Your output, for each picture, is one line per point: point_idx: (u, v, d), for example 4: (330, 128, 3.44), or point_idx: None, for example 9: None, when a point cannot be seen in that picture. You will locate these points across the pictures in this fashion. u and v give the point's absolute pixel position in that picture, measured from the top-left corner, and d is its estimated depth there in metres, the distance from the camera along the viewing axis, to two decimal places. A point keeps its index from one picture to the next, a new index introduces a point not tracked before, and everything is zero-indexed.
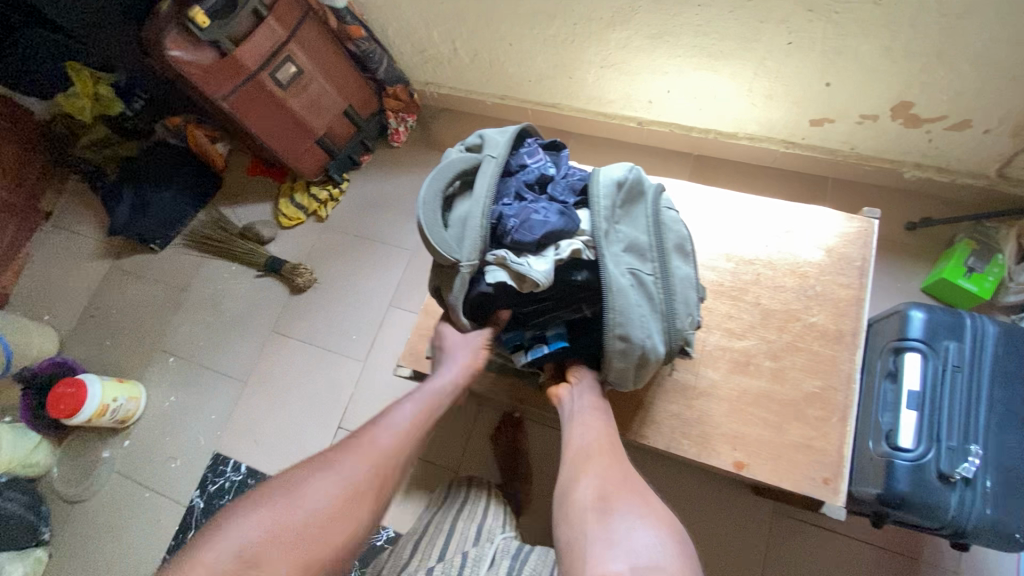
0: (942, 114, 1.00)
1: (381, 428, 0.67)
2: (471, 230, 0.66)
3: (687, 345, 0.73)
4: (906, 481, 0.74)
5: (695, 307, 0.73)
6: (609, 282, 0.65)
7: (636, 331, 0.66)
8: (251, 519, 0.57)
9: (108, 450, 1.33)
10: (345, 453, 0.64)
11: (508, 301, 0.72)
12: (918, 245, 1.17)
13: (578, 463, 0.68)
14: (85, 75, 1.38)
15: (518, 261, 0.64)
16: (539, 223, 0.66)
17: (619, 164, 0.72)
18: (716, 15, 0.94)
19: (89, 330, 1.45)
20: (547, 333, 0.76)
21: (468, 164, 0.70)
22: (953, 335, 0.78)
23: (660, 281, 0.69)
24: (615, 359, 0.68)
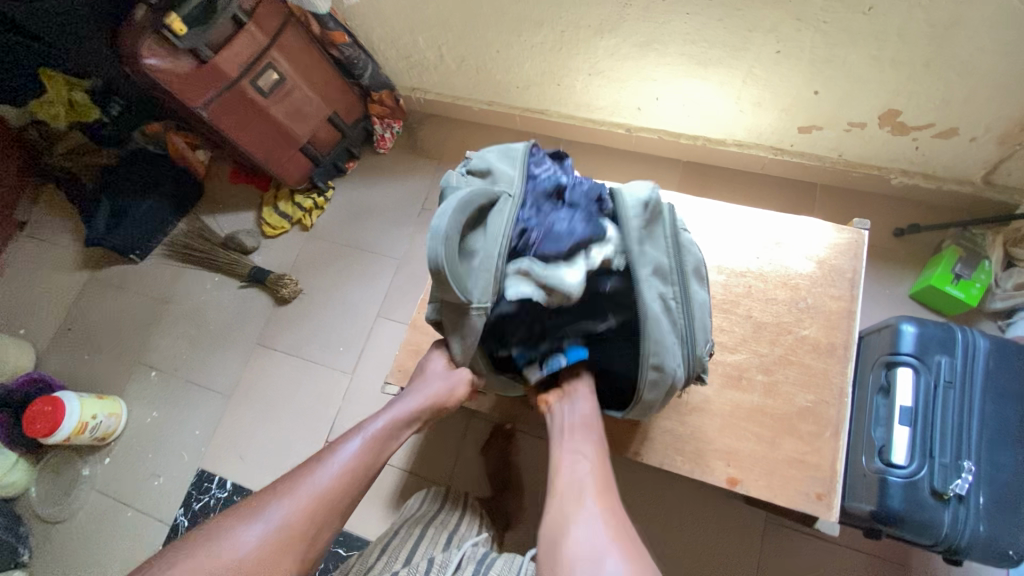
0: (929, 121, 1.00)
1: (321, 470, 0.69)
2: (486, 269, 0.62)
3: (703, 371, 0.72)
4: (900, 498, 0.74)
5: (711, 333, 0.72)
6: (648, 312, 0.64)
7: (668, 361, 0.65)
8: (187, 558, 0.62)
9: (87, 468, 1.29)
10: (280, 495, 0.67)
11: (528, 318, 0.68)
12: (905, 252, 1.17)
13: (568, 504, 0.68)
14: (58, 81, 1.31)
15: (546, 270, 0.63)
16: (565, 234, 0.65)
17: (642, 182, 0.69)
18: (705, 23, 0.93)
19: (66, 344, 1.41)
20: (564, 344, 0.70)
21: (483, 198, 0.64)
22: (945, 350, 0.78)
23: (684, 307, 0.68)
24: (646, 389, 0.67)
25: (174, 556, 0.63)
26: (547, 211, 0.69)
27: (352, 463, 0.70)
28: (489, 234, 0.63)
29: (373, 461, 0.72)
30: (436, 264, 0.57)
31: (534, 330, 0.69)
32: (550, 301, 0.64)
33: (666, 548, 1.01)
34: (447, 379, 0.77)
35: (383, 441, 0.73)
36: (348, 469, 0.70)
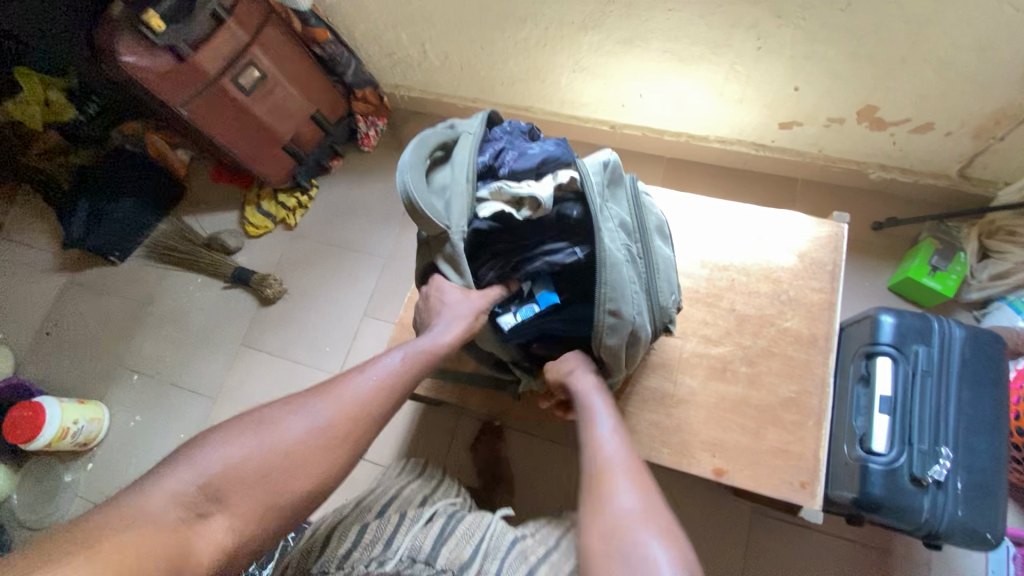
0: (906, 116, 1.02)
1: (362, 375, 0.62)
2: (457, 193, 0.64)
3: (670, 321, 0.74)
4: (880, 485, 0.76)
5: (677, 287, 0.75)
6: (606, 255, 0.63)
7: (627, 308, 0.65)
8: (213, 447, 0.53)
9: (70, 473, 1.27)
10: (317, 396, 0.60)
11: (501, 249, 0.69)
12: (883, 244, 1.20)
13: (595, 484, 0.60)
14: (34, 80, 1.31)
15: (516, 186, 0.65)
16: (537, 152, 0.66)
17: (602, 150, 0.72)
18: (687, 20, 0.94)
19: (45, 348, 1.38)
20: (535, 290, 0.70)
21: (444, 138, 0.69)
22: (922, 340, 0.80)
23: (644, 264, 0.70)
24: (608, 336, 0.65)
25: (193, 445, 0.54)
26: (521, 142, 0.71)
27: (392, 375, 0.64)
28: (455, 164, 0.66)
29: (414, 378, 0.65)
30: (408, 194, 0.62)
31: (508, 267, 0.69)
32: (522, 212, 0.65)
33: None
34: (477, 302, 0.68)
35: (424, 362, 0.67)
36: (388, 381, 0.63)
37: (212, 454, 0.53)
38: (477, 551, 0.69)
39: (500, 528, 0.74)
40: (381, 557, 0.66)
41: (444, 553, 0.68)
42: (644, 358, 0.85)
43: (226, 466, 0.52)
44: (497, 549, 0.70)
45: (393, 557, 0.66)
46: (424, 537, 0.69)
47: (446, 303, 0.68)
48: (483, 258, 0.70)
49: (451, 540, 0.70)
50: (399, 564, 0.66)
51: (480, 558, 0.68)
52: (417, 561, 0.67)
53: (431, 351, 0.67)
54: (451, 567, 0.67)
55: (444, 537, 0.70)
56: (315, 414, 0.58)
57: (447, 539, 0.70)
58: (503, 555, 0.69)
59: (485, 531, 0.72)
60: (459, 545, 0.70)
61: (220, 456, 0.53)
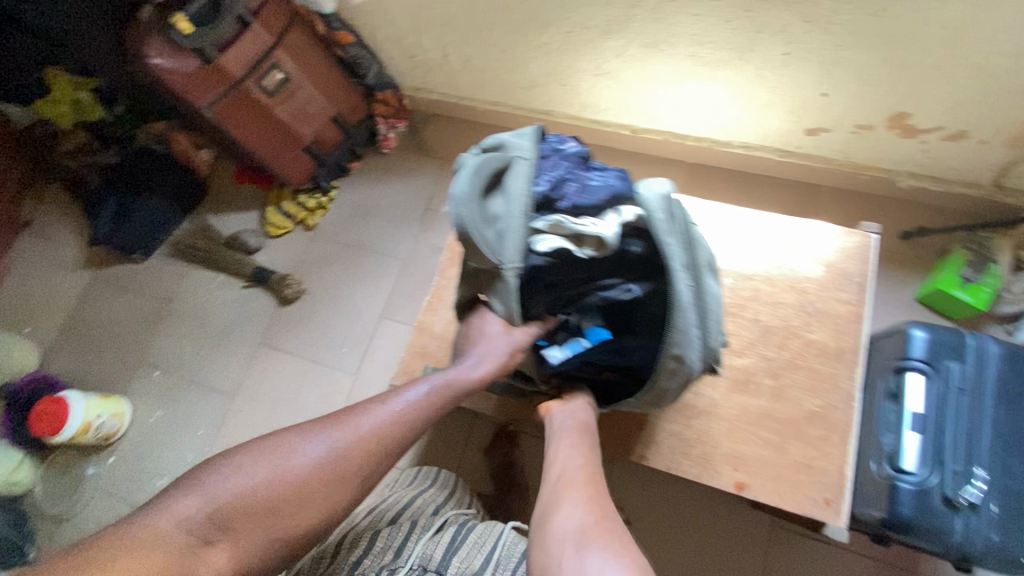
0: (938, 124, 0.99)
1: (383, 408, 0.65)
2: (512, 231, 0.62)
3: (716, 362, 0.70)
4: (910, 506, 0.74)
5: (723, 324, 0.71)
6: (678, 299, 0.61)
7: (691, 354, 0.64)
8: (232, 472, 0.58)
9: (93, 467, 1.29)
10: (336, 424, 0.64)
11: (554, 281, 0.69)
12: (911, 254, 1.17)
13: (553, 497, 0.65)
14: (64, 81, 1.35)
15: (575, 223, 0.64)
16: (600, 187, 0.65)
17: (659, 179, 0.67)
18: (713, 24, 0.93)
19: (71, 343, 1.41)
20: (584, 325, 0.75)
21: (497, 162, 0.64)
22: (956, 356, 0.78)
23: (699, 302, 0.66)
24: (664, 378, 0.66)
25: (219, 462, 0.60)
26: (580, 172, 0.68)
27: (413, 408, 0.67)
28: (510, 196, 0.63)
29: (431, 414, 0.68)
30: (461, 221, 0.62)
31: (560, 298, 0.71)
32: (583, 250, 0.65)
33: (671, 550, 1.00)
34: (515, 339, 0.72)
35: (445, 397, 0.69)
36: (407, 414, 0.66)
37: (233, 479, 0.58)
38: (488, 560, 0.69)
39: (511, 536, 0.74)
40: (392, 565, 0.67)
41: (455, 562, 0.68)
42: None
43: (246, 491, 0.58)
44: (508, 559, 0.71)
45: (404, 566, 0.67)
46: (435, 546, 0.69)
47: (484, 337, 0.73)
48: (534, 290, 0.70)
49: (462, 550, 0.70)
50: (409, 572, 0.67)
51: (492, 567, 0.69)
52: (428, 570, 0.67)
53: (461, 383, 0.71)
54: None
55: (454, 546, 0.70)
56: (328, 443, 0.62)
57: (458, 548, 0.69)
58: (515, 565, 0.70)
59: (496, 540, 0.73)
60: (471, 554, 0.69)
61: (239, 483, 0.58)
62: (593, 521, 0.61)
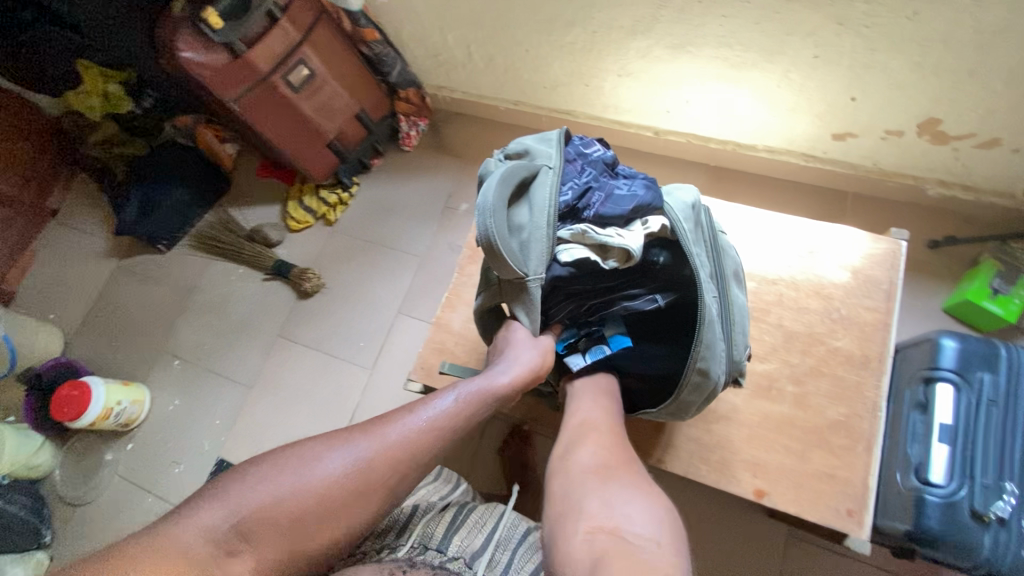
0: (971, 131, 0.97)
1: (413, 417, 0.62)
2: (538, 240, 0.64)
3: (741, 375, 0.71)
4: (937, 519, 0.73)
5: (750, 336, 0.72)
6: (706, 315, 0.63)
7: (715, 367, 0.65)
8: (258, 481, 0.54)
9: (111, 452, 1.31)
10: (364, 434, 0.60)
11: (579, 290, 0.70)
12: (939, 264, 1.14)
13: (576, 440, 0.66)
14: (94, 73, 1.36)
15: (601, 233, 0.65)
16: (626, 197, 0.66)
17: (687, 191, 0.70)
18: (741, 26, 0.92)
19: (94, 330, 1.44)
20: (606, 332, 0.72)
21: (525, 171, 0.66)
22: (987, 367, 0.76)
23: (726, 312, 0.68)
24: (688, 391, 0.67)
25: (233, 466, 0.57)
26: (606, 179, 0.70)
27: (445, 416, 0.64)
28: (535, 206, 0.65)
29: (462, 422, 0.65)
30: (488, 236, 0.60)
31: (583, 308, 0.72)
32: (608, 261, 0.66)
33: None
34: (542, 346, 0.71)
35: (475, 403, 0.67)
36: (438, 423, 0.63)
37: (260, 488, 0.54)
38: (489, 539, 0.68)
39: (512, 518, 0.73)
40: (393, 545, 0.66)
41: (456, 541, 0.67)
42: None
43: (273, 501, 0.53)
44: (508, 541, 0.70)
45: (404, 545, 0.65)
46: (436, 525, 0.68)
47: (513, 344, 0.71)
48: (558, 299, 0.72)
49: (464, 529, 0.69)
50: (410, 551, 0.65)
51: (492, 547, 0.68)
52: (429, 548, 0.65)
53: (489, 392, 0.68)
54: (462, 555, 0.65)
55: (456, 526, 0.69)
56: (357, 452, 0.58)
57: (459, 528, 0.69)
58: (515, 544, 0.69)
59: (498, 520, 0.72)
60: (472, 534, 0.68)
61: (263, 492, 0.54)
62: (612, 465, 0.61)
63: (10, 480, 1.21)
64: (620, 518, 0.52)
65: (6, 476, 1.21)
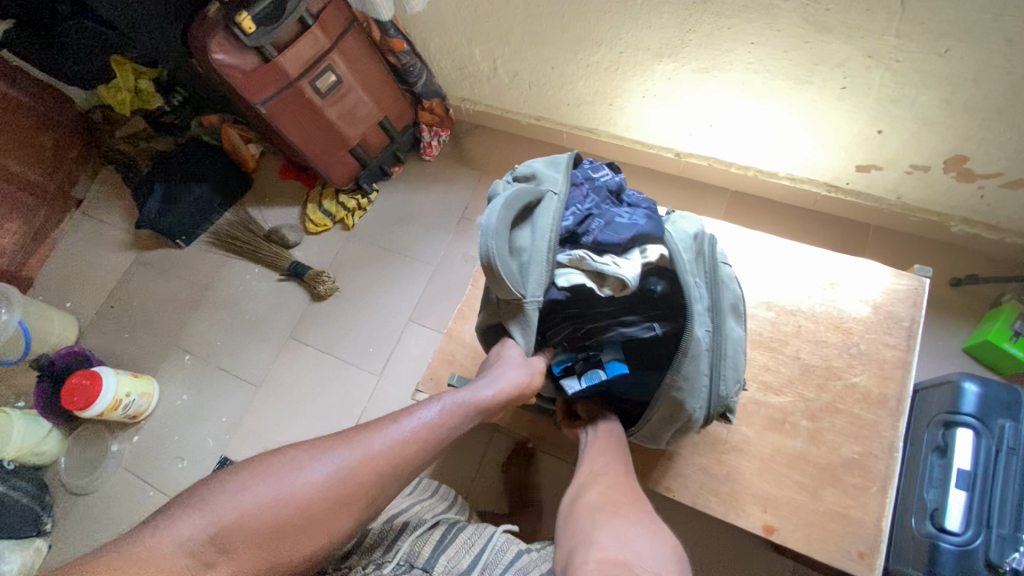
0: (998, 170, 0.96)
1: (395, 426, 0.62)
2: (538, 263, 0.64)
3: (729, 410, 0.71)
4: (951, 568, 0.71)
5: (741, 371, 0.71)
6: (690, 347, 0.62)
7: (693, 401, 0.65)
8: (239, 498, 0.52)
9: (117, 444, 1.32)
10: (347, 443, 0.59)
11: (575, 313, 0.70)
12: (961, 302, 1.12)
13: (589, 481, 0.69)
14: (128, 68, 1.40)
15: (599, 260, 0.63)
16: (626, 225, 0.65)
17: (692, 221, 0.70)
18: (769, 53, 0.92)
19: (107, 320, 1.46)
20: (603, 357, 0.71)
21: (531, 195, 0.66)
22: (1010, 414, 0.75)
23: (719, 346, 0.67)
24: (659, 415, 0.67)
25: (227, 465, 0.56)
26: (608, 207, 0.70)
27: (427, 428, 0.64)
28: (538, 230, 0.65)
29: (444, 434, 0.65)
30: (489, 257, 0.60)
31: (578, 333, 0.71)
32: (603, 289, 0.65)
33: None
34: (532, 365, 0.70)
35: (458, 415, 0.67)
36: (421, 434, 0.63)
37: (242, 497, 0.53)
38: (475, 562, 0.66)
39: (501, 539, 0.71)
40: (380, 560, 0.66)
41: (443, 560, 0.66)
42: None
43: (255, 512, 0.52)
44: (496, 564, 0.67)
45: (391, 562, 0.65)
46: (423, 543, 0.67)
47: (504, 360, 0.71)
48: (556, 321, 0.72)
49: (451, 548, 0.68)
50: (397, 568, 0.64)
51: (479, 570, 0.66)
52: (415, 567, 0.65)
53: (472, 404, 0.68)
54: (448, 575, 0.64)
55: (443, 545, 0.67)
56: (340, 460, 0.58)
57: (446, 547, 0.67)
58: (503, 569, 0.66)
59: (485, 542, 0.70)
60: (458, 555, 0.67)
61: (246, 501, 0.53)
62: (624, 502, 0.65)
63: (15, 465, 1.22)
64: (632, 552, 0.58)
65: (12, 462, 1.22)
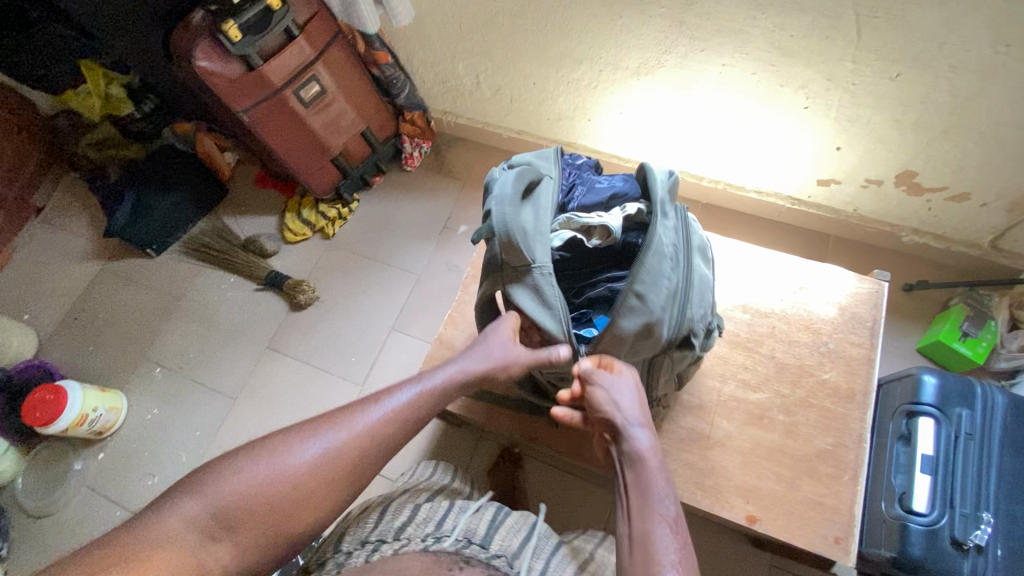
0: (943, 184, 1.05)
1: (378, 407, 0.64)
2: (544, 236, 0.67)
3: (694, 336, 0.70)
4: (920, 546, 0.76)
5: (707, 308, 0.73)
6: (652, 241, 0.65)
7: (654, 298, 0.65)
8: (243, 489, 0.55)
9: (80, 461, 1.26)
10: (333, 425, 0.62)
11: (567, 275, 0.77)
12: (914, 306, 1.21)
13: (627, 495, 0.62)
14: (98, 73, 1.38)
15: (584, 217, 0.72)
16: (605, 188, 0.75)
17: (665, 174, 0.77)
18: (739, 76, 0.98)
19: (71, 332, 1.39)
20: (593, 314, 0.75)
21: (533, 177, 0.70)
22: (965, 403, 0.81)
23: (684, 271, 0.69)
24: (623, 316, 0.64)
25: (233, 462, 0.58)
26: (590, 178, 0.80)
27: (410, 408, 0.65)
28: (540, 207, 0.69)
29: (426, 411, 0.66)
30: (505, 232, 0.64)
31: (569, 292, 0.77)
32: (591, 240, 0.72)
33: None
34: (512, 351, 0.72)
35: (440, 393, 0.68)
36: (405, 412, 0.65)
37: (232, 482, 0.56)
38: (526, 544, 0.67)
39: (543, 528, 0.72)
40: (437, 534, 0.66)
41: (497, 540, 0.67)
42: (680, 399, 0.86)
43: (250, 495, 0.56)
44: (544, 547, 0.69)
45: (449, 537, 0.65)
46: (477, 521, 0.68)
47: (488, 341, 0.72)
48: None
49: (503, 529, 0.68)
50: (455, 543, 0.65)
51: (529, 553, 0.67)
52: (473, 544, 0.65)
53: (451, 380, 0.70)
54: (504, 553, 0.65)
55: (496, 524, 0.68)
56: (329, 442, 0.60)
57: (499, 526, 0.68)
58: (549, 557, 0.68)
59: (534, 523, 0.71)
60: (509, 535, 0.68)
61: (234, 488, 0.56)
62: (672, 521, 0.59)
63: None
64: None
65: None
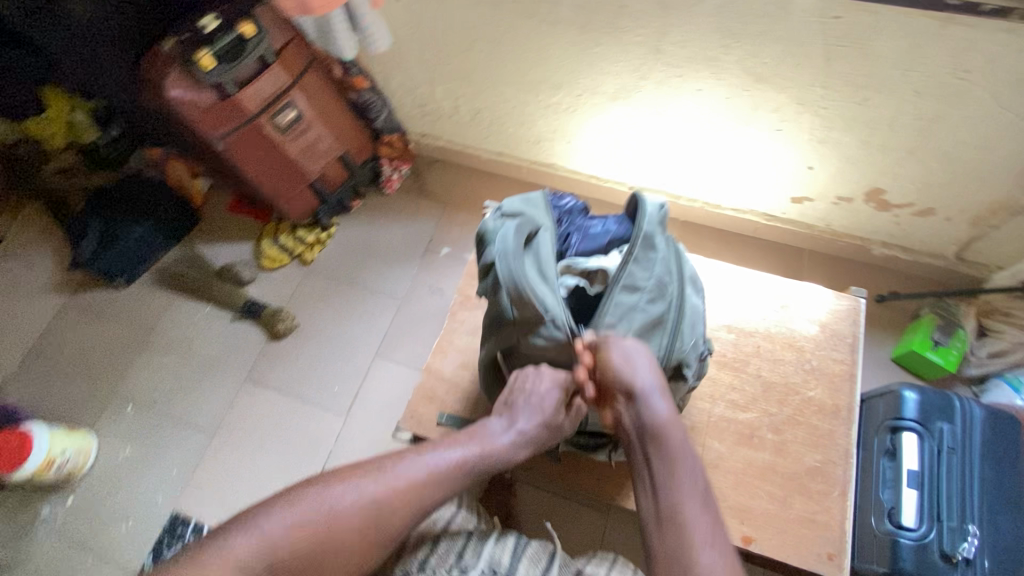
0: (909, 201, 1.10)
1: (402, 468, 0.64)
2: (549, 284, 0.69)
3: (687, 365, 0.72)
4: (911, 561, 0.78)
5: (702, 337, 0.74)
6: (620, 278, 0.69)
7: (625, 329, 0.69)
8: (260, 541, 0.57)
9: (48, 507, 1.19)
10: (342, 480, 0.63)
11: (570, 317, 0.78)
12: (887, 317, 1.25)
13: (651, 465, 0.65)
14: (62, 100, 1.32)
15: (584, 263, 0.75)
16: (600, 233, 0.79)
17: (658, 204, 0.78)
18: (713, 101, 1.01)
19: (34, 370, 1.33)
20: None
21: (529, 227, 0.72)
22: (945, 417, 0.84)
23: (672, 303, 0.71)
24: None
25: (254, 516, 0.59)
26: (581, 222, 0.83)
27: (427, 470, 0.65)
28: (540, 256, 0.71)
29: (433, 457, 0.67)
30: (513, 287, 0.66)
31: None
32: (593, 285, 0.74)
33: None
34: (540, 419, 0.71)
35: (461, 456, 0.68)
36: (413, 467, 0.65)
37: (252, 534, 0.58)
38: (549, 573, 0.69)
39: (562, 558, 0.72)
40: (462, 566, 0.69)
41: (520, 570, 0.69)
42: None
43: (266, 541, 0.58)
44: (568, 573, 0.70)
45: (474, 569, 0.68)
46: (499, 551, 0.70)
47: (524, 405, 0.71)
48: None
49: (526, 558, 0.70)
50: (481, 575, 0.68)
51: None
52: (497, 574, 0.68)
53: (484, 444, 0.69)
54: None
55: (518, 552, 0.71)
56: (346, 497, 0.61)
57: (522, 554, 0.71)
58: None
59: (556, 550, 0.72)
60: (533, 564, 0.70)
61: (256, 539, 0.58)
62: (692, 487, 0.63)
63: None
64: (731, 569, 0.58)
65: None
